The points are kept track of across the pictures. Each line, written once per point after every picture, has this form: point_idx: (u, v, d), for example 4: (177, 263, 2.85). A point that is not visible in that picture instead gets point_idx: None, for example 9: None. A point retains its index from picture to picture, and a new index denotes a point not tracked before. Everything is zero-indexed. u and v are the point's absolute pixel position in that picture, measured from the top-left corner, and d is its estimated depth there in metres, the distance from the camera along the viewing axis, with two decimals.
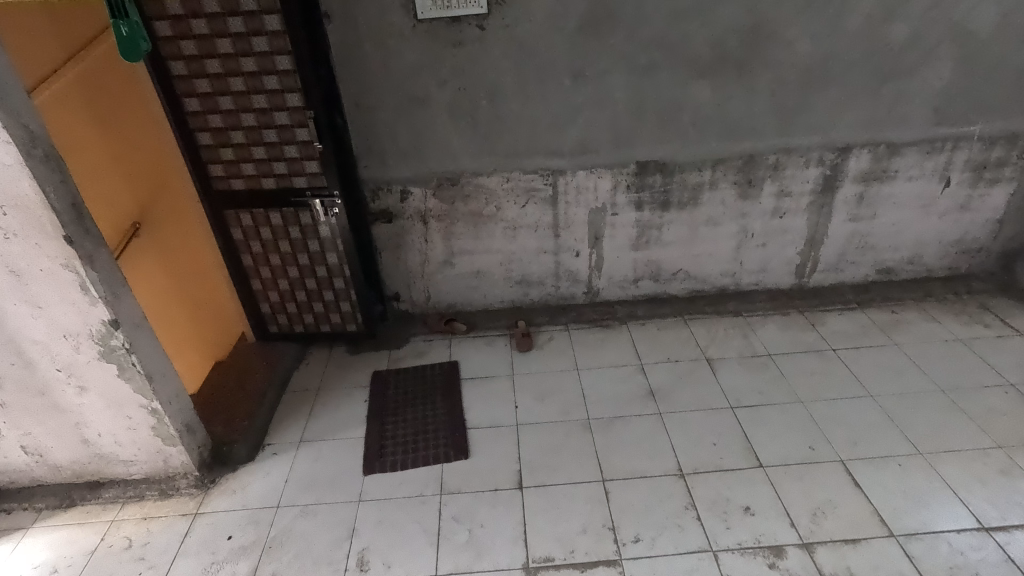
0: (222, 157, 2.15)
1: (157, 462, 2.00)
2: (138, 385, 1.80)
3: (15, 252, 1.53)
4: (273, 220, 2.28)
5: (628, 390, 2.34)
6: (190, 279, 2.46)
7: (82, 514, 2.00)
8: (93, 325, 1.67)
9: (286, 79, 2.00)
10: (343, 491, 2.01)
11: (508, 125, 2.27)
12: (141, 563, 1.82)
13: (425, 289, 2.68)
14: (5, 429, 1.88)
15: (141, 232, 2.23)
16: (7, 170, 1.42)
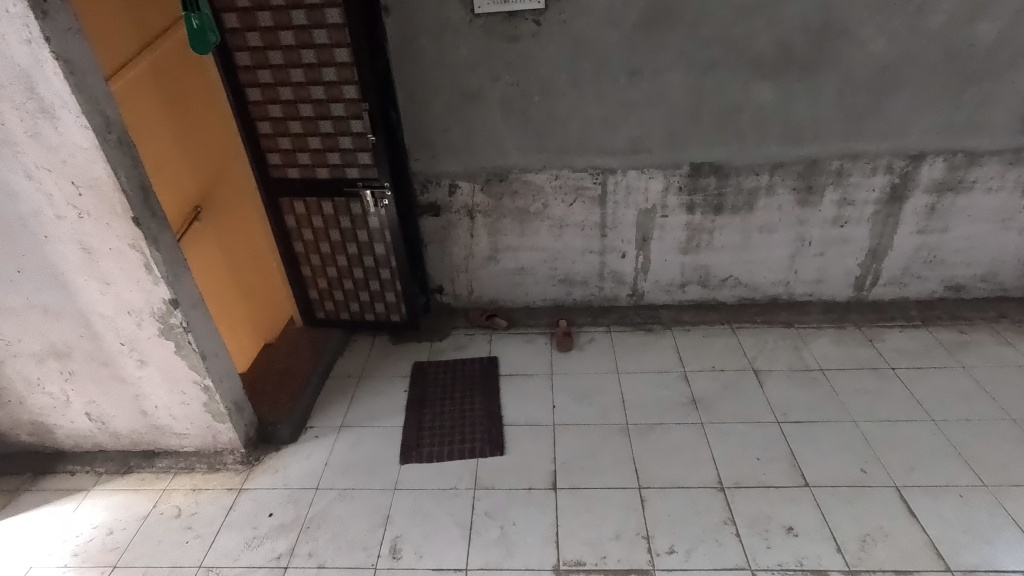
0: (279, 146, 2.22)
1: (207, 437, 2.09)
2: (193, 362, 1.88)
3: (88, 231, 1.62)
4: (325, 209, 2.34)
5: (670, 397, 2.28)
6: (242, 267, 2.51)
7: (137, 481, 2.12)
8: (155, 304, 1.76)
9: (344, 71, 2.04)
10: (380, 478, 2.05)
11: (560, 122, 2.25)
12: (189, 532, 1.91)
13: (468, 284, 2.69)
14: (72, 396, 2.00)
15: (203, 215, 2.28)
16: (84, 154, 1.50)
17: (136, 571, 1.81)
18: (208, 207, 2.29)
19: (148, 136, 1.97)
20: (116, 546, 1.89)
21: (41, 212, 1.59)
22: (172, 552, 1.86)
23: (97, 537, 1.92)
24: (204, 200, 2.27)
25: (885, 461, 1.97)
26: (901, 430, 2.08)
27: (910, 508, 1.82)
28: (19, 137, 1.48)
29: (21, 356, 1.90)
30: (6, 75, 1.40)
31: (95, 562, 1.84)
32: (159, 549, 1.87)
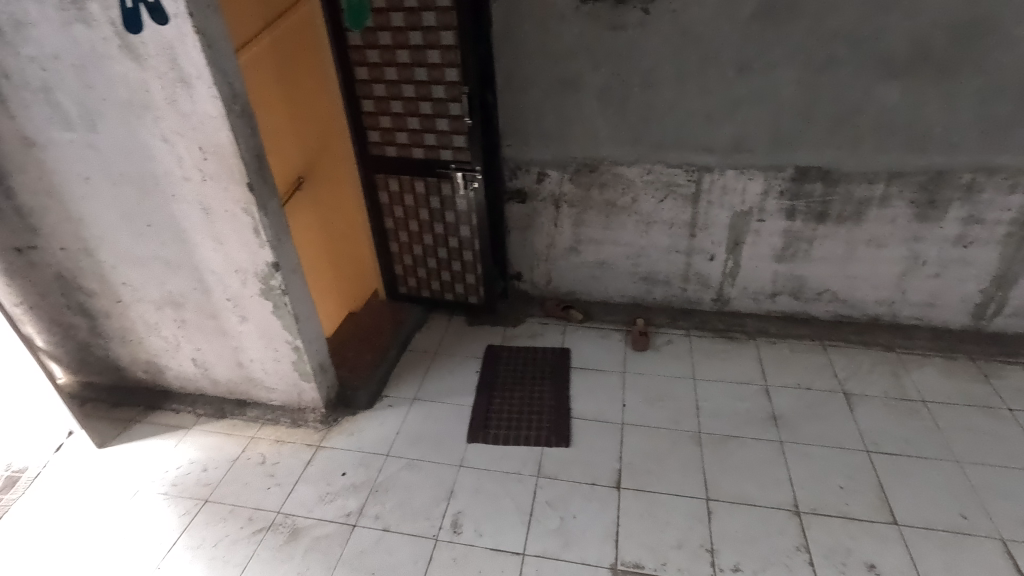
0: (380, 125, 2.31)
1: (293, 393, 2.24)
2: (287, 323, 2.01)
3: (209, 193, 1.76)
4: (417, 188, 2.41)
5: (748, 411, 2.18)
6: (336, 240, 2.62)
7: (230, 426, 2.30)
8: (260, 265, 1.89)
9: (448, 54, 2.07)
10: (447, 453, 2.11)
11: (659, 115, 2.18)
12: (271, 480, 2.07)
13: (547, 272, 2.69)
14: (182, 342, 2.20)
15: (306, 186, 2.39)
16: (211, 122, 1.62)
17: (224, 508, 1.98)
18: (310, 178, 2.41)
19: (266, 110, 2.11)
20: (209, 482, 2.07)
21: (171, 173, 1.75)
22: (255, 495, 2.01)
23: (193, 472, 2.12)
24: (309, 173, 2.40)
25: (991, 510, 1.79)
26: (1014, 479, 1.87)
27: (1017, 565, 1.65)
28: (159, 104, 1.62)
29: (143, 302, 2.11)
30: (153, 47, 1.53)
31: (190, 494, 2.03)
32: (244, 491, 2.03)
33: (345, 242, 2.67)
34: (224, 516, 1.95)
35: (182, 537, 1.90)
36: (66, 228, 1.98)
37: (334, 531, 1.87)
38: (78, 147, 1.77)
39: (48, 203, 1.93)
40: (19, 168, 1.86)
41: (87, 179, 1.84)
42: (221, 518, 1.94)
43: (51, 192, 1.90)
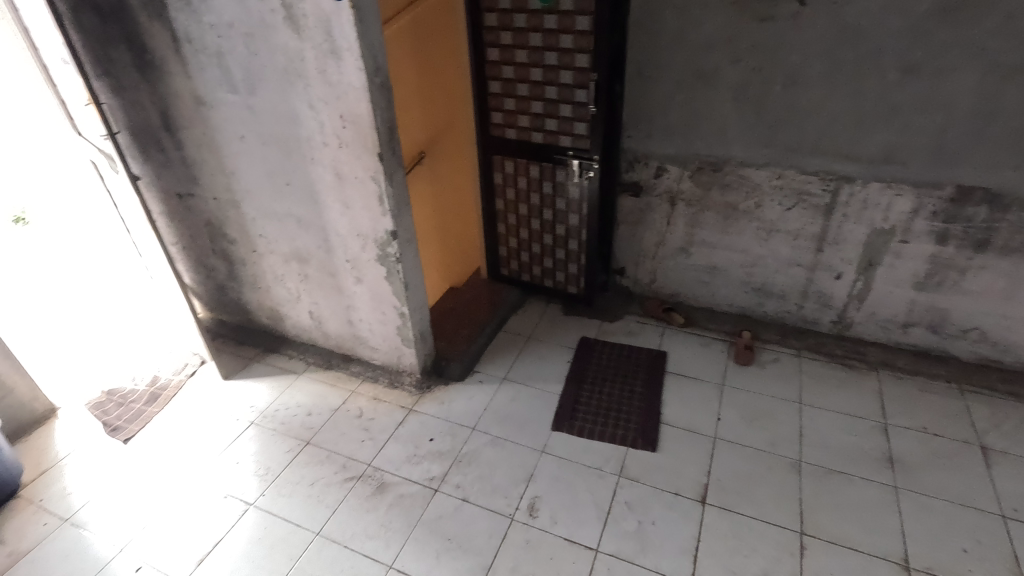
0: (504, 107, 2.33)
1: (393, 356, 2.36)
2: (397, 289, 2.12)
3: (343, 159, 1.88)
4: (531, 172, 2.43)
5: (860, 447, 1.99)
6: (448, 215, 2.75)
7: (334, 378, 2.48)
8: (379, 232, 2.00)
9: (581, 39, 2.04)
10: (530, 437, 2.13)
11: (800, 116, 2.01)
12: (365, 433, 2.20)
13: (652, 271, 2.61)
14: (302, 295, 2.39)
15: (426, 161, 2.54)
16: (354, 92, 1.72)
17: (322, 452, 2.14)
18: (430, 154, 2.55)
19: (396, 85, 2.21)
20: (312, 426, 2.25)
21: (313, 138, 1.89)
22: (350, 446, 2.15)
23: (299, 415, 2.31)
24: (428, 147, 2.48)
25: None
26: None
27: None
28: (310, 73, 1.75)
29: (275, 254, 2.31)
30: (312, 19, 1.64)
31: (294, 434, 2.22)
32: (341, 440, 2.18)
33: (455, 219, 2.78)
34: (321, 459, 2.11)
35: (285, 471, 2.08)
36: (219, 180, 2.20)
37: (417, 492, 1.97)
38: (237, 108, 1.95)
39: (208, 156, 2.16)
40: (188, 123, 2.10)
41: (242, 138, 2.03)
42: (319, 461, 2.10)
43: (211, 147, 2.12)
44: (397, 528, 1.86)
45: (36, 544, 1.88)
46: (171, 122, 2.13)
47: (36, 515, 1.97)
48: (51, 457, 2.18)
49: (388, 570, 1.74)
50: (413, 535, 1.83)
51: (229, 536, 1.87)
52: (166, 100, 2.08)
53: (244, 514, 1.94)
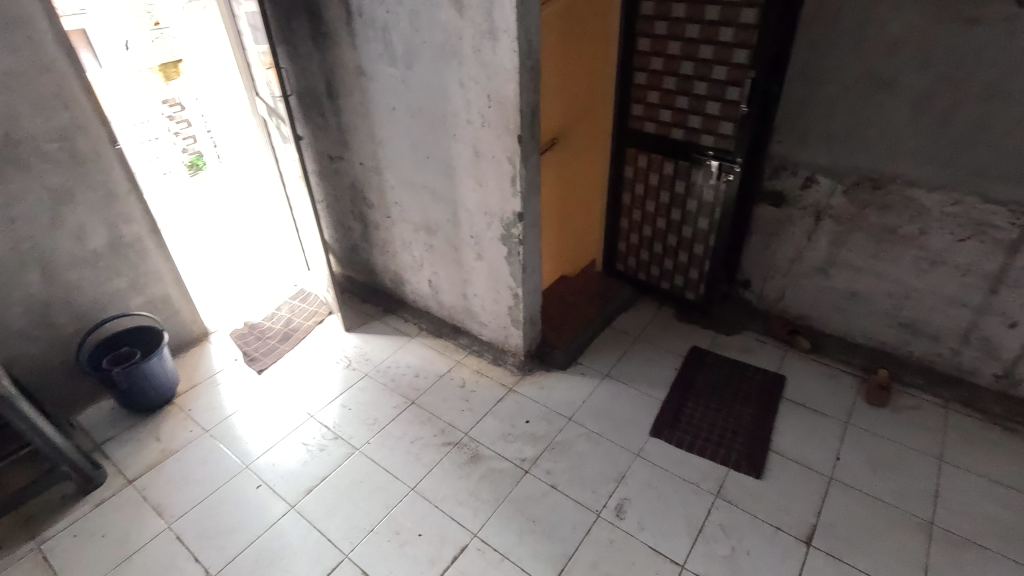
0: (646, 99, 2.27)
1: (500, 335, 2.41)
2: (515, 270, 2.16)
3: (484, 138, 1.93)
4: (665, 169, 2.35)
5: (1010, 524, 1.73)
6: (573, 208, 2.69)
7: (443, 347, 2.60)
8: (507, 213, 2.04)
9: (743, 33, 1.92)
10: (626, 437, 2.09)
11: (997, 136, 1.74)
12: (466, 403, 2.29)
13: (781, 288, 2.43)
14: (424, 264, 2.52)
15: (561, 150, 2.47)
16: (505, 73, 1.75)
17: (424, 414, 2.26)
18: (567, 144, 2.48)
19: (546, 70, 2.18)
20: (418, 387, 2.38)
21: (458, 114, 1.95)
22: (451, 412, 2.25)
23: (408, 375, 2.45)
24: (565, 135, 2.43)
25: None
26: None
27: None
28: (466, 51, 1.80)
29: (406, 222, 2.45)
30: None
31: (402, 392, 2.36)
32: (443, 405, 2.29)
33: (580, 212, 2.73)
34: (423, 420, 2.22)
35: (390, 425, 2.22)
36: (367, 147, 2.37)
37: (508, 469, 2.01)
38: (393, 81, 2.08)
39: (361, 124, 2.32)
40: (348, 92, 2.27)
41: (393, 109, 2.16)
42: (421, 421, 2.22)
43: (365, 116, 2.28)
44: (486, 500, 1.92)
45: (182, 446, 2.17)
46: (334, 89, 2.32)
47: (185, 421, 2.28)
48: (201, 374, 2.50)
49: (473, 538, 1.80)
50: (499, 509, 1.88)
51: (335, 473, 2.04)
52: (332, 68, 2.26)
53: (350, 457, 2.10)
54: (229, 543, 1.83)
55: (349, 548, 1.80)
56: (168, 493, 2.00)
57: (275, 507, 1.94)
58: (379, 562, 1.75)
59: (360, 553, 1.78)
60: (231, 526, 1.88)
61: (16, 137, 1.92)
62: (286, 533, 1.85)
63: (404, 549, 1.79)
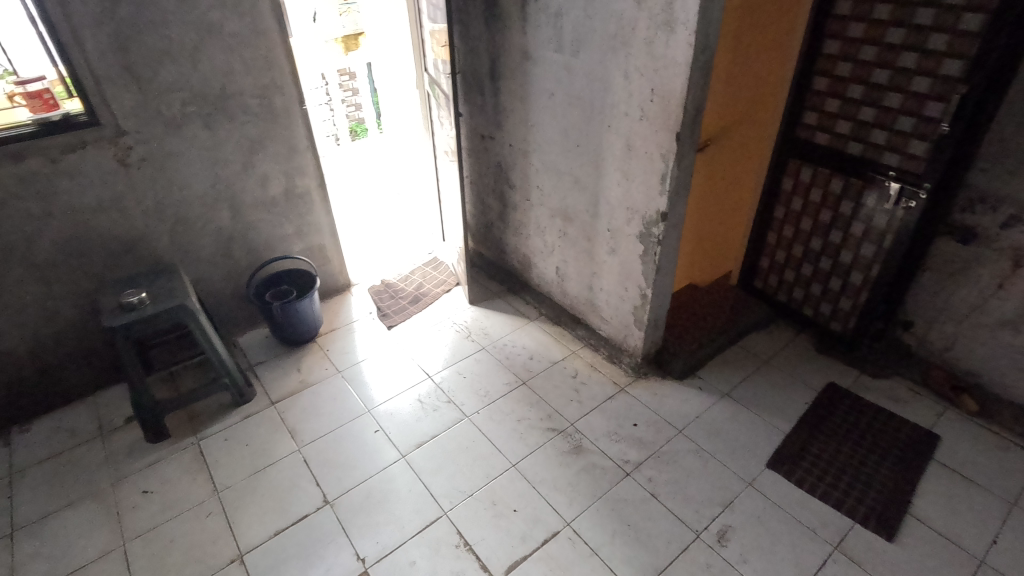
0: (824, 107, 2.08)
1: (620, 333, 2.38)
2: (648, 270, 2.10)
3: (640, 132, 1.89)
4: (831, 185, 2.16)
5: None
6: (717, 221, 2.51)
7: (560, 335, 2.62)
8: (650, 211, 1.99)
9: (961, 42, 1.68)
10: (740, 463, 1.97)
11: None
12: (575, 394, 2.30)
13: (951, 336, 2.14)
14: (555, 251, 2.55)
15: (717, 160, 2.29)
16: (674, 68, 1.69)
17: (533, 396, 2.30)
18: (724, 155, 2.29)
19: (717, 73, 2.02)
20: (530, 369, 2.43)
21: (617, 106, 1.93)
22: (560, 400, 2.27)
23: (523, 355, 2.51)
24: (724, 143, 2.25)
25: None
26: None
27: None
28: (637, 42, 1.76)
29: (544, 207, 2.49)
30: None
31: (515, 371, 2.42)
32: (553, 391, 2.32)
33: (724, 225, 2.55)
34: (532, 402, 2.27)
35: (500, 399, 2.29)
36: (519, 130, 2.43)
37: (609, 467, 1.99)
38: (557, 67, 2.10)
39: (517, 107, 2.38)
40: (510, 75, 2.33)
41: (551, 95, 2.18)
42: (530, 402, 2.27)
43: (522, 99, 2.34)
44: (583, 492, 1.92)
45: (318, 381, 2.42)
46: (497, 71, 2.40)
47: (323, 360, 2.53)
48: (340, 320, 2.76)
49: (566, 526, 1.82)
50: (595, 505, 1.87)
51: (444, 434, 2.15)
52: (499, 51, 2.33)
53: (460, 422, 2.20)
54: (345, 477, 2.01)
55: (448, 507, 1.90)
56: (302, 420, 2.24)
57: (388, 453, 2.09)
58: (474, 527, 1.83)
59: (458, 513, 1.87)
60: (349, 461, 2.07)
61: (230, 91, 2.22)
62: (394, 479, 2.00)
63: (497, 520, 1.85)
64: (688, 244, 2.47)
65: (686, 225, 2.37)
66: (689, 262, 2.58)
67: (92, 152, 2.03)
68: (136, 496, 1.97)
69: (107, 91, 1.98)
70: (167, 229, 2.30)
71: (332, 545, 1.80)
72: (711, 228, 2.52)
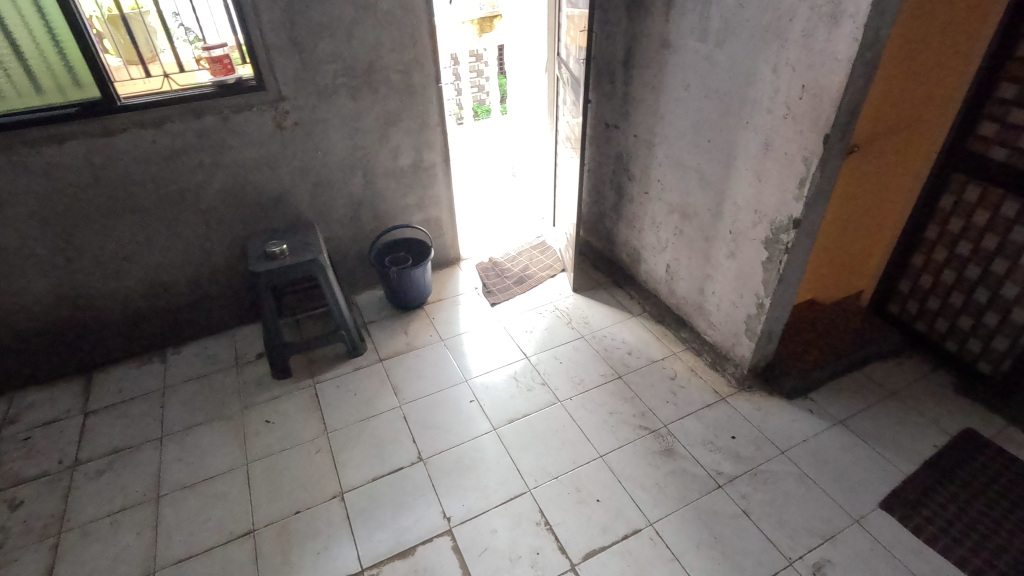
0: (1008, 119, 1.85)
1: (728, 341, 2.28)
2: (769, 278, 1.99)
3: (782, 131, 1.78)
4: (1004, 207, 1.92)
5: None
6: (854, 239, 2.31)
7: (662, 334, 2.56)
8: (781, 217, 1.87)
9: None
10: (848, 497, 1.83)
11: None
12: (671, 396, 2.24)
13: None
14: (668, 247, 2.48)
15: (864, 172, 2.09)
16: (833, 63, 1.56)
17: (628, 391, 2.27)
18: (873, 168, 2.09)
19: (880, 78, 1.84)
20: (628, 364, 2.40)
21: (759, 101, 1.82)
22: (655, 399, 2.23)
23: (622, 349, 2.49)
24: (875, 155, 2.05)
25: None
26: None
27: None
28: (793, 34, 1.65)
29: (662, 202, 2.43)
30: None
31: (612, 364, 2.41)
32: (649, 389, 2.27)
33: (861, 244, 2.34)
34: (626, 397, 2.25)
35: (594, 389, 2.29)
36: (646, 121, 2.37)
37: (701, 476, 1.93)
38: (697, 57, 2.02)
39: (648, 97, 2.32)
40: (645, 63, 2.28)
41: (686, 87, 2.11)
42: (624, 397, 2.25)
43: (654, 90, 2.28)
44: (669, 495, 1.88)
45: (422, 346, 2.56)
46: (632, 59, 2.35)
47: (428, 326, 2.67)
48: (447, 291, 2.88)
49: (648, 526, 1.79)
50: (682, 511, 1.83)
51: (536, 415, 2.20)
52: (637, 39, 2.29)
53: (552, 405, 2.23)
54: (439, 439, 2.12)
55: (533, 484, 1.94)
56: (405, 379, 2.39)
57: (480, 424, 2.17)
58: (556, 508, 1.86)
59: (542, 492, 1.91)
60: (444, 425, 2.18)
61: (376, 65, 2.37)
62: (484, 449, 2.07)
63: (580, 506, 1.86)
64: (815, 260, 2.31)
65: (816, 240, 2.22)
66: (814, 279, 2.40)
67: (256, 114, 2.26)
68: (259, 424, 2.21)
69: (274, 60, 2.18)
70: (307, 189, 2.52)
71: (422, 499, 1.91)
72: (845, 246, 2.32)
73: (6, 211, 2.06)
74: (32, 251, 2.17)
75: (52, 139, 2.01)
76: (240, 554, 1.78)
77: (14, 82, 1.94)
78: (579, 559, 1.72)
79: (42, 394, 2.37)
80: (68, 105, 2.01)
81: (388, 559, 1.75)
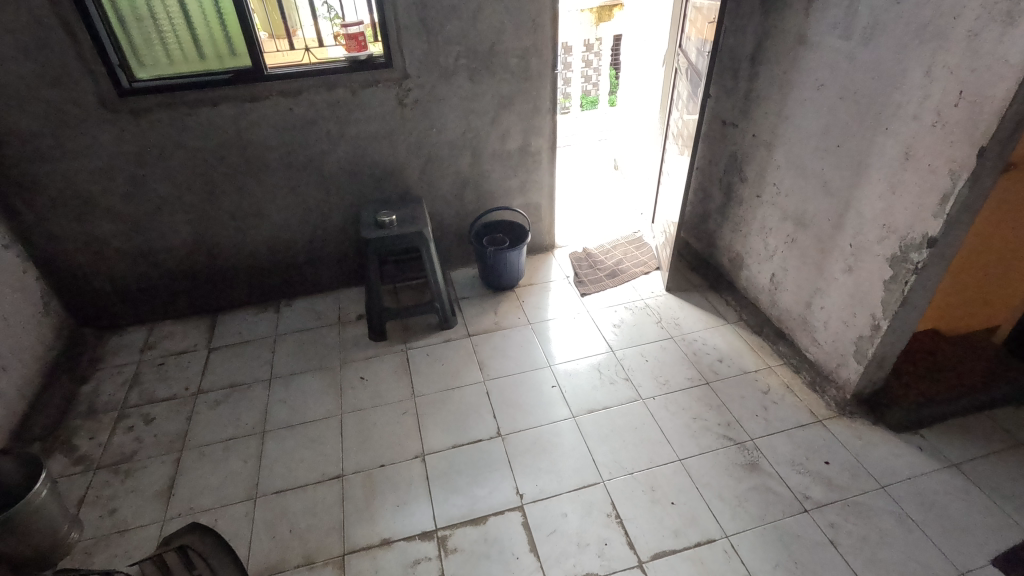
0: None
1: (832, 361, 2.14)
2: (891, 299, 1.84)
3: (928, 141, 1.63)
4: None
5: None
6: (993, 272, 2.10)
7: (757, 346, 2.44)
8: (914, 234, 1.72)
9: None
10: (954, 548, 1.67)
11: None
12: (762, 409, 2.14)
13: None
14: (776, 255, 2.35)
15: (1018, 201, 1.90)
16: (1003, 69, 1.41)
17: (715, 399, 2.20)
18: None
19: None
20: (717, 371, 2.32)
21: (904, 107, 1.68)
22: (743, 411, 2.14)
23: (712, 355, 2.40)
24: None
25: None
26: None
27: None
28: (956, 35, 1.50)
29: (775, 208, 2.31)
30: None
31: (700, 369, 2.33)
32: (738, 401, 2.19)
33: (1000, 278, 2.13)
34: (712, 404, 2.18)
35: (679, 392, 2.24)
36: (768, 120, 2.26)
37: (786, 497, 1.84)
38: (836, 55, 1.88)
39: (773, 96, 2.21)
40: (775, 60, 2.17)
41: (819, 87, 1.98)
42: (710, 404, 2.18)
43: (781, 88, 2.16)
44: (749, 511, 1.81)
45: (510, 326, 2.62)
46: (761, 55, 2.24)
47: (518, 309, 2.72)
48: (539, 277, 2.92)
49: (723, 538, 1.74)
50: (760, 528, 1.76)
51: (616, 409, 2.19)
52: (770, 33, 2.17)
53: (634, 402, 2.21)
54: (518, 418, 2.17)
55: (607, 476, 1.94)
56: (490, 357, 2.46)
57: (560, 410, 2.20)
58: (629, 504, 1.85)
59: (615, 486, 1.91)
60: (524, 406, 2.22)
61: (496, 50, 2.43)
62: (561, 434, 2.10)
63: (653, 506, 1.84)
64: (945, 291, 2.11)
65: (951, 268, 2.03)
66: (940, 311, 2.20)
67: (381, 90, 2.40)
68: (354, 380, 2.37)
69: (404, 40, 2.30)
70: (419, 165, 2.64)
71: (497, 473, 1.97)
72: (982, 279, 2.12)
73: (165, 163, 2.34)
74: (181, 200, 2.45)
75: (209, 102, 2.25)
76: (328, 495, 1.93)
77: (183, 49, 2.18)
78: (647, 558, 1.70)
79: (175, 327, 2.69)
80: (224, 71, 2.24)
81: (460, 524, 1.82)
